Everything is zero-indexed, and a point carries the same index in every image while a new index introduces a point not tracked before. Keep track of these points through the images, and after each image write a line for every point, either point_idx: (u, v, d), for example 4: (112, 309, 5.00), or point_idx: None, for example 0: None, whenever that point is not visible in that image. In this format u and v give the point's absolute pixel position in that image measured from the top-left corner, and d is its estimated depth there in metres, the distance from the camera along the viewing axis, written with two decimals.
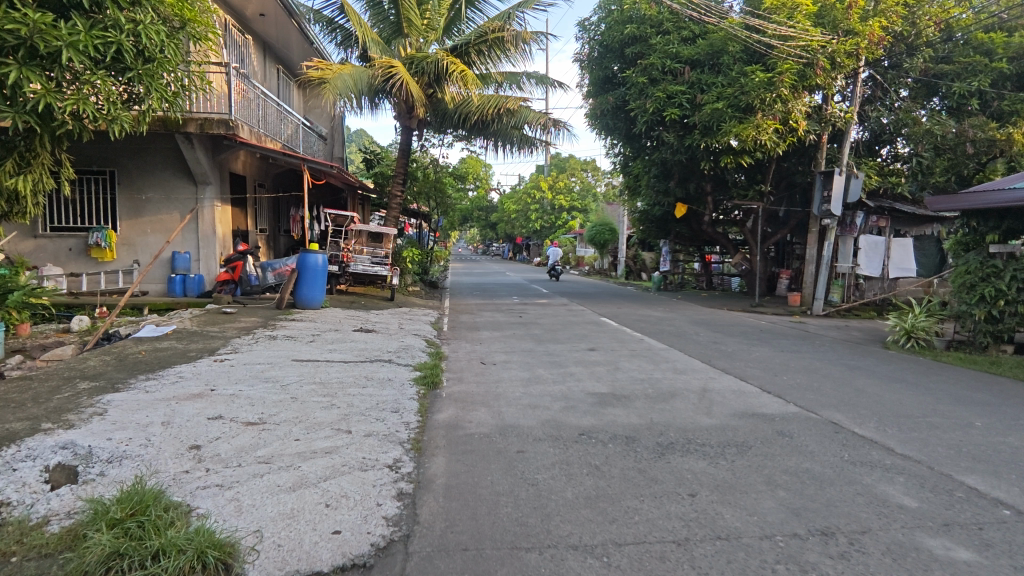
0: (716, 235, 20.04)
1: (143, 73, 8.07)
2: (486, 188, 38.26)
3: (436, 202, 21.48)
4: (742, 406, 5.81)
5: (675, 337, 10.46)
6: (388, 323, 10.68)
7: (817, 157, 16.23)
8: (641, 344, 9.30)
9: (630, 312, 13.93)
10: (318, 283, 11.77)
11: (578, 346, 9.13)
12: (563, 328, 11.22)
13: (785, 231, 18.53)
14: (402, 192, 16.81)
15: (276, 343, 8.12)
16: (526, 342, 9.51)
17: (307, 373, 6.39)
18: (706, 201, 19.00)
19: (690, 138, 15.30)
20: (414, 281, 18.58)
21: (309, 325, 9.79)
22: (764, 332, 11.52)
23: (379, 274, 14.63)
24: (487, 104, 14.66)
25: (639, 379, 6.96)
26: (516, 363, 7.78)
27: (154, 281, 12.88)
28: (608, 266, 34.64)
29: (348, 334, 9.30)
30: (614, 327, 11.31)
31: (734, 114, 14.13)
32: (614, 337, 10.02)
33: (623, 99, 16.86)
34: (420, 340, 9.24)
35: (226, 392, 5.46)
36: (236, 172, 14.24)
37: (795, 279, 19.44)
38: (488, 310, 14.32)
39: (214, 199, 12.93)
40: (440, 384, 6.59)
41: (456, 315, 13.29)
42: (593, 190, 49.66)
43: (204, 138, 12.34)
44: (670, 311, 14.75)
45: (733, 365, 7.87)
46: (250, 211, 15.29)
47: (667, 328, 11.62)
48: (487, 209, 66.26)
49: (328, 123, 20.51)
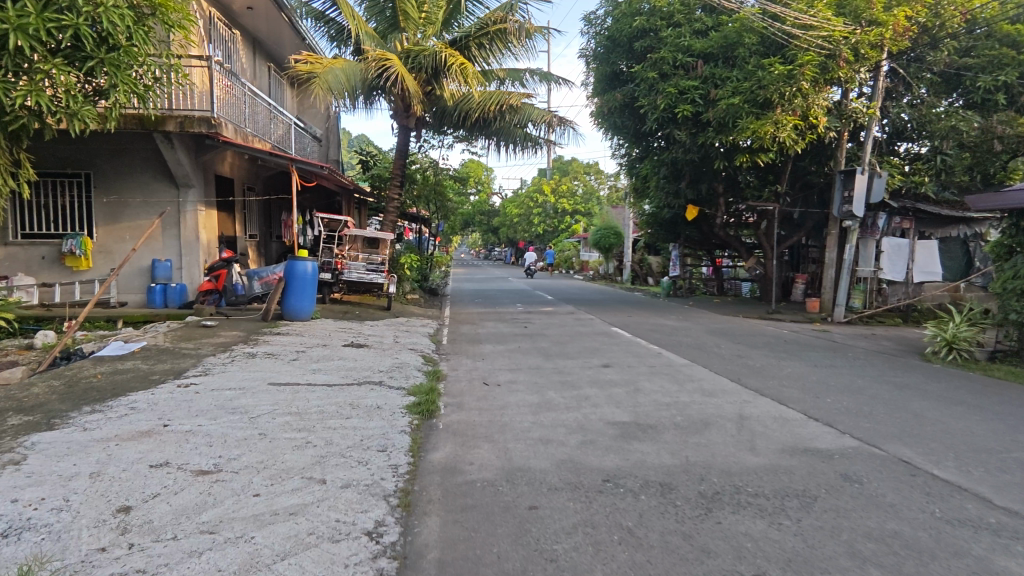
0: (728, 239, 19.23)
1: (107, 62, 7.29)
2: (488, 192, 37.63)
3: (437, 205, 20.69)
4: (791, 439, 4.93)
5: (696, 350, 9.57)
6: (382, 337, 9.80)
7: (836, 156, 15.44)
8: (658, 359, 8.43)
9: (642, 321, 13.07)
10: (307, 293, 10.91)
11: (590, 362, 8.26)
12: (572, 340, 10.36)
13: (801, 234, 17.71)
14: (400, 195, 16.06)
15: (254, 363, 7.26)
16: (532, 358, 8.64)
17: (283, 402, 5.53)
18: (718, 202, 18.18)
19: (703, 136, 14.51)
20: (413, 288, 17.74)
21: (294, 339, 8.92)
22: (790, 344, 10.63)
23: (374, 282, 13.74)
24: (488, 101, 13.82)
25: (664, 403, 6.08)
26: (523, 384, 6.91)
27: (133, 290, 12.06)
28: (614, 270, 33.85)
29: (337, 349, 8.45)
30: (627, 339, 10.44)
31: (750, 110, 13.31)
32: (628, 351, 9.15)
33: (631, 96, 16.05)
34: (416, 356, 8.37)
35: (181, 428, 4.60)
36: (222, 174, 13.46)
37: (811, 284, 18.57)
38: (491, 319, 13.45)
39: (197, 203, 12.12)
40: (436, 413, 5.71)
41: (456, 326, 12.40)
42: (596, 194, 48.96)
43: (185, 137, 11.51)
44: (683, 319, 13.90)
45: (766, 384, 6.99)
46: (239, 217, 14.54)
47: (683, 339, 10.76)
48: (489, 214, 65.71)
49: (324, 125, 19.75)
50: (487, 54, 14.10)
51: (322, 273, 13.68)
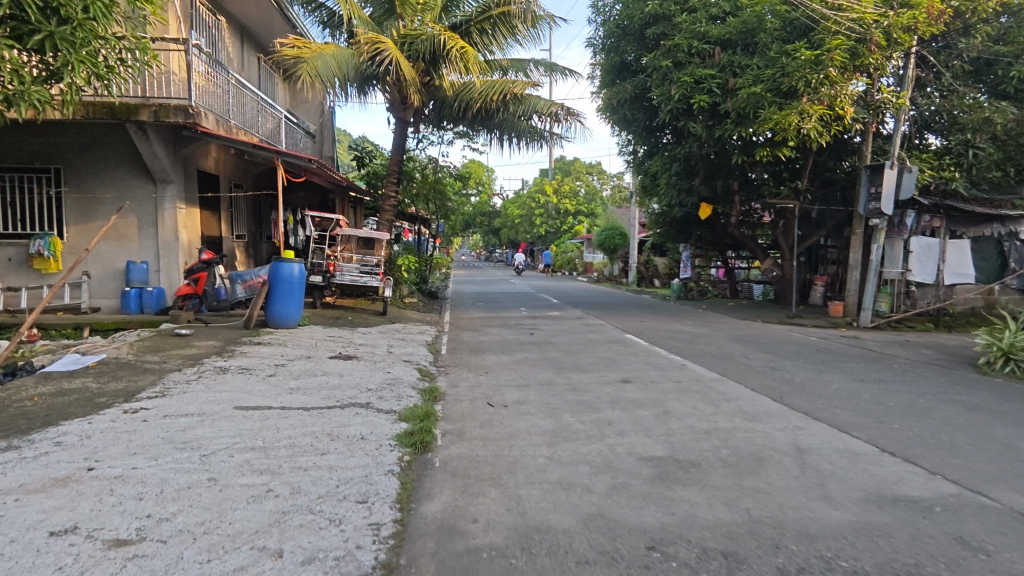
0: (743, 239, 18.26)
1: (57, 37, 6.39)
2: (489, 192, 36.66)
3: (437, 205, 19.76)
4: (871, 482, 3.98)
5: (722, 361, 8.62)
6: (374, 347, 8.86)
7: (861, 151, 14.54)
8: (684, 373, 7.47)
9: (657, 328, 12.12)
10: (295, 296, 9.95)
11: (607, 376, 7.31)
12: (584, 349, 9.42)
13: (821, 233, 16.75)
14: (396, 193, 15.20)
15: (224, 379, 6.30)
16: (541, 371, 7.69)
17: (247, 433, 4.57)
18: (734, 200, 17.22)
19: (719, 128, 13.55)
20: (411, 292, 16.80)
21: (275, 351, 7.98)
22: (823, 353, 9.67)
23: (369, 286, 12.83)
24: (490, 91, 12.89)
25: (703, 431, 5.13)
26: (534, 405, 5.97)
27: (107, 295, 11.14)
28: (619, 272, 32.90)
29: (324, 362, 7.50)
30: (645, 348, 9.50)
31: (774, 99, 12.35)
32: (649, 363, 8.20)
33: (642, 88, 15.13)
34: (410, 370, 7.42)
35: (110, 474, 3.65)
36: (207, 170, 12.56)
37: (831, 286, 17.61)
38: (494, 325, 12.51)
39: (176, 200, 11.19)
40: (433, 445, 4.75)
41: (457, 333, 11.48)
42: (599, 194, 47.98)
43: (161, 128, 10.57)
44: (700, 325, 12.95)
45: (815, 404, 6.04)
46: (225, 216, 13.63)
47: (705, 347, 9.81)
48: (490, 214, 64.89)
49: (318, 119, 18.75)
50: (489, 41, 13.17)
51: (312, 276, 12.72)
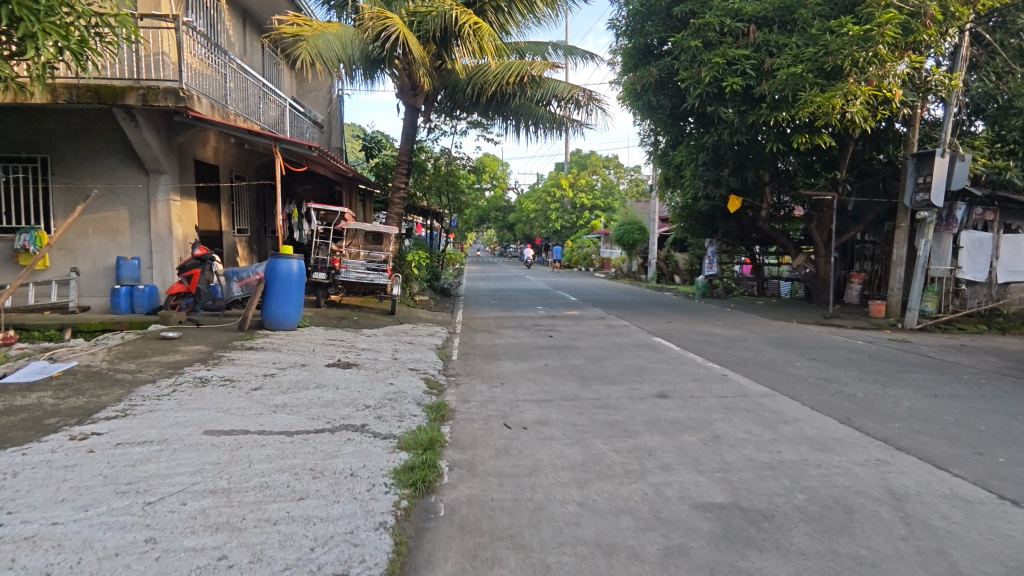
0: (774, 234, 17.21)
1: (14, 2, 5.67)
2: (503, 186, 35.79)
3: (450, 198, 18.92)
4: (1007, 548, 3.05)
5: (767, 370, 7.68)
6: (378, 352, 8.05)
7: (906, 139, 13.46)
8: (727, 387, 6.55)
9: (686, 330, 11.17)
10: (293, 299, 9.14)
11: (639, 390, 6.41)
12: (610, 356, 8.52)
13: (859, 228, 15.64)
14: (405, 184, 14.39)
15: (202, 393, 5.49)
16: (564, 382, 6.82)
17: (210, 469, 3.74)
18: (765, 192, 16.18)
19: (753, 114, 12.55)
20: (423, 289, 15.97)
21: (266, 358, 7.17)
22: (877, 360, 8.67)
23: (377, 284, 12.03)
24: (506, 72, 12.02)
25: (766, 466, 4.22)
26: (559, 428, 5.10)
27: (97, 293, 10.44)
28: (638, 268, 31.78)
29: (319, 371, 6.68)
30: (679, 355, 8.58)
31: (816, 81, 11.38)
32: (685, 373, 7.28)
33: (668, 71, 14.13)
34: (416, 380, 6.57)
35: (18, 535, 2.87)
36: (205, 160, 11.82)
37: (869, 284, 16.51)
38: (509, 326, 11.64)
39: (170, 191, 10.45)
40: (437, 485, 3.89)
41: (470, 335, 10.63)
42: (617, 188, 46.71)
43: (153, 114, 9.81)
44: (733, 327, 11.99)
45: (892, 428, 5.09)
46: (226, 209, 12.91)
47: (744, 354, 8.85)
48: (505, 209, 63.89)
49: (326, 109, 17.90)
50: (505, 20, 12.21)
51: (315, 273, 11.91)
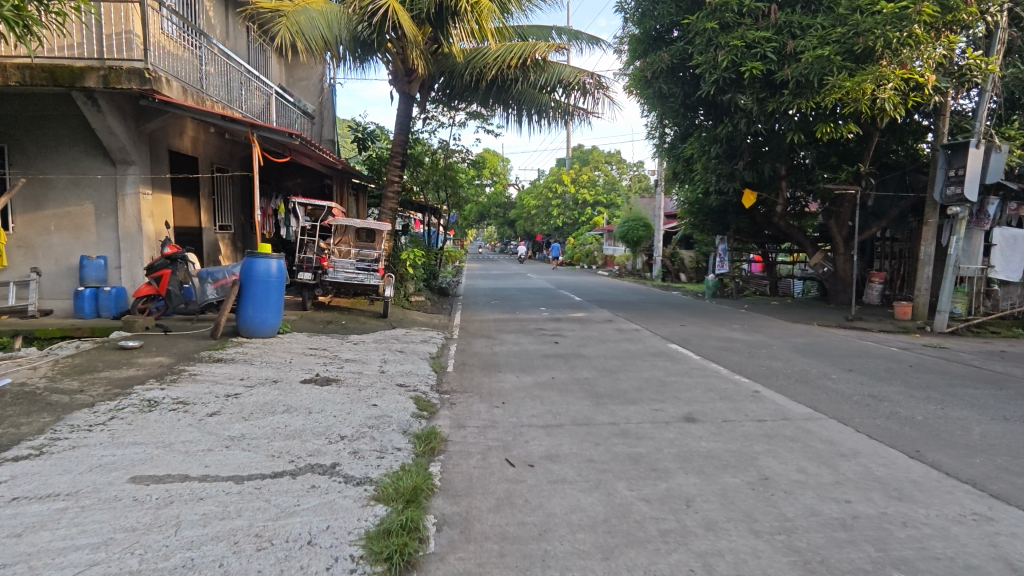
0: (789, 230, 16.35)
1: None
2: (504, 182, 34.81)
3: (448, 193, 18.02)
4: None
5: (804, 385, 6.80)
6: (365, 363, 7.17)
7: (936, 130, 12.54)
8: (764, 408, 5.67)
9: (703, 335, 10.28)
10: (272, 303, 8.28)
11: (662, 413, 5.53)
12: (624, 367, 7.63)
13: (882, 224, 14.75)
14: (400, 177, 13.51)
15: (145, 420, 4.59)
16: (575, 402, 5.94)
17: (121, 540, 2.85)
18: (781, 186, 15.31)
19: (773, 101, 11.66)
20: (419, 289, 15.08)
21: (234, 372, 6.27)
22: (921, 372, 7.76)
23: (367, 284, 11.14)
24: (506, 54, 11.11)
25: (839, 524, 3.33)
26: (573, 467, 4.21)
27: (61, 295, 9.55)
28: (642, 266, 30.80)
29: (293, 389, 5.79)
30: (701, 366, 7.70)
31: (844, 64, 10.56)
32: (711, 390, 6.39)
33: (681, 57, 13.22)
34: (404, 401, 5.67)
35: None
36: (181, 150, 10.94)
37: (889, 283, 15.65)
38: (511, 331, 10.75)
39: (140, 184, 9.56)
40: (420, 556, 2.99)
41: (469, 341, 9.75)
42: (620, 184, 45.23)
43: (119, 99, 8.91)
44: (752, 331, 11.10)
45: (977, 466, 4.21)
46: (207, 203, 12.04)
47: (772, 364, 7.95)
48: (505, 206, 62.99)
49: (318, 98, 17.03)
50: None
51: (301, 273, 11.01)
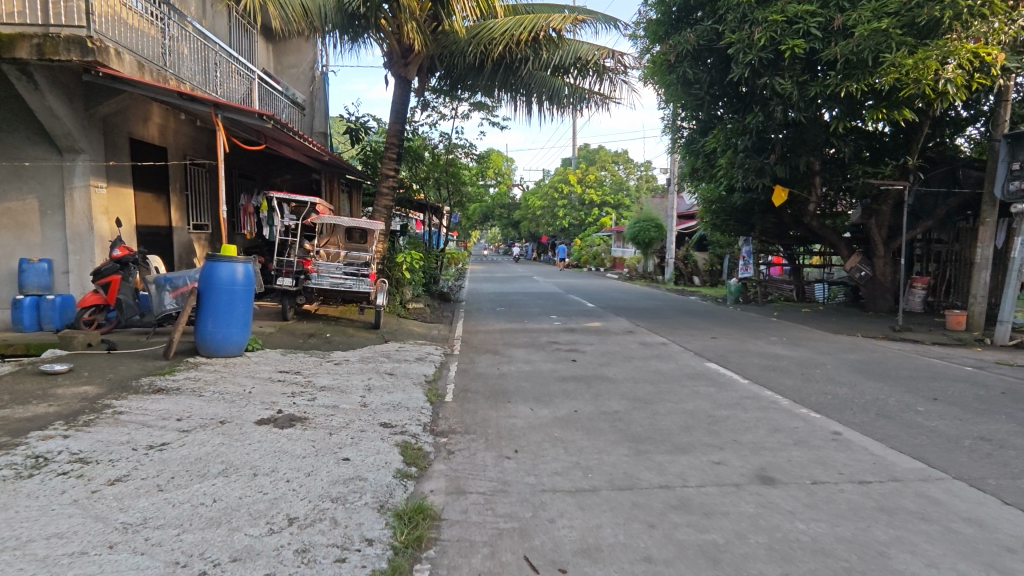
0: (822, 231, 14.99)
1: None
2: (509, 180, 33.41)
3: (450, 190, 16.73)
4: None
5: (891, 422, 5.41)
6: (345, 392, 5.83)
7: (996, 118, 11.18)
8: (860, 462, 4.30)
9: (742, 351, 8.89)
10: (239, 316, 6.92)
11: (728, 469, 4.16)
12: (661, 395, 6.26)
13: (929, 224, 13.41)
14: (395, 171, 12.14)
15: (15, 492, 3.25)
16: (609, 450, 4.56)
17: None
18: (814, 181, 14.00)
19: (817, 84, 10.37)
20: (418, 296, 13.76)
21: (174, 408, 4.93)
22: (1022, 402, 6.37)
23: (356, 292, 9.73)
24: (515, 29, 9.79)
25: None
26: (624, 572, 2.85)
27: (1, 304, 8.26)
28: (654, 268, 29.51)
29: (241, 433, 4.44)
30: (755, 394, 6.31)
31: (904, 39, 9.33)
32: (780, 432, 5.01)
33: (708, 38, 11.94)
34: (385, 453, 4.29)
35: None
36: (144, 138, 9.63)
37: (933, 290, 14.35)
38: (519, 345, 9.41)
39: (91, 176, 8.24)
40: None
41: (473, 358, 8.41)
42: (627, 184, 44.19)
43: (64, 76, 7.61)
44: (794, 345, 9.73)
45: None
46: (178, 199, 10.74)
47: (837, 391, 6.56)
48: (509, 207, 61.79)
49: (308, 87, 15.62)
50: None
51: (280, 279, 9.53)
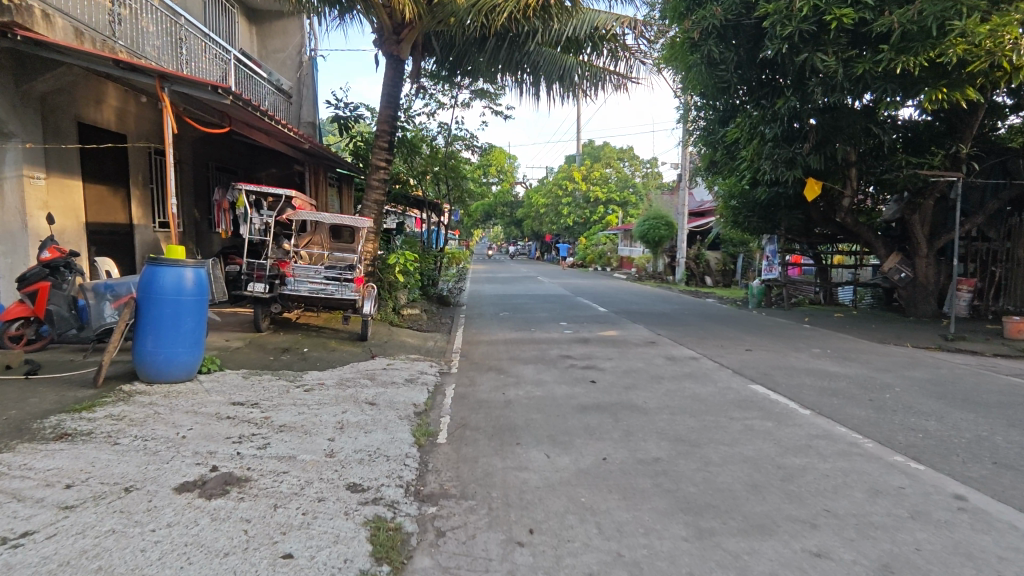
0: (857, 229, 13.68)
1: None
2: (512, 177, 32.24)
3: (450, 184, 15.48)
4: None
5: (1019, 476, 4.13)
6: (310, 433, 4.58)
7: None
8: (1021, 555, 3.04)
9: (787, 370, 7.61)
10: (187, 333, 5.67)
11: (838, 568, 2.90)
12: (708, 433, 4.99)
13: (980, 219, 12.13)
14: (388, 163, 10.83)
15: None
16: (659, 531, 3.29)
17: None
18: (851, 173, 12.69)
19: (866, 59, 9.11)
20: (415, 300, 12.53)
21: (72, 464, 3.67)
22: None
23: (340, 301, 8.45)
24: None
25: None
26: None
27: None
28: (664, 268, 28.25)
29: (149, 510, 3.18)
30: (827, 433, 5.03)
31: (976, 4, 8.12)
32: (883, 496, 3.74)
33: (737, 12, 10.68)
34: (346, 543, 3.02)
35: None
36: (96, 123, 8.40)
37: (979, 292, 13.10)
38: (527, 360, 8.16)
39: (24, 164, 6.98)
40: None
41: (473, 377, 7.17)
42: (633, 181, 42.94)
43: None
44: (843, 359, 8.45)
45: None
46: (141, 194, 9.49)
47: (925, 426, 5.28)
48: (511, 205, 60.54)
49: (295, 74, 14.36)
50: None
51: (252, 286, 8.13)
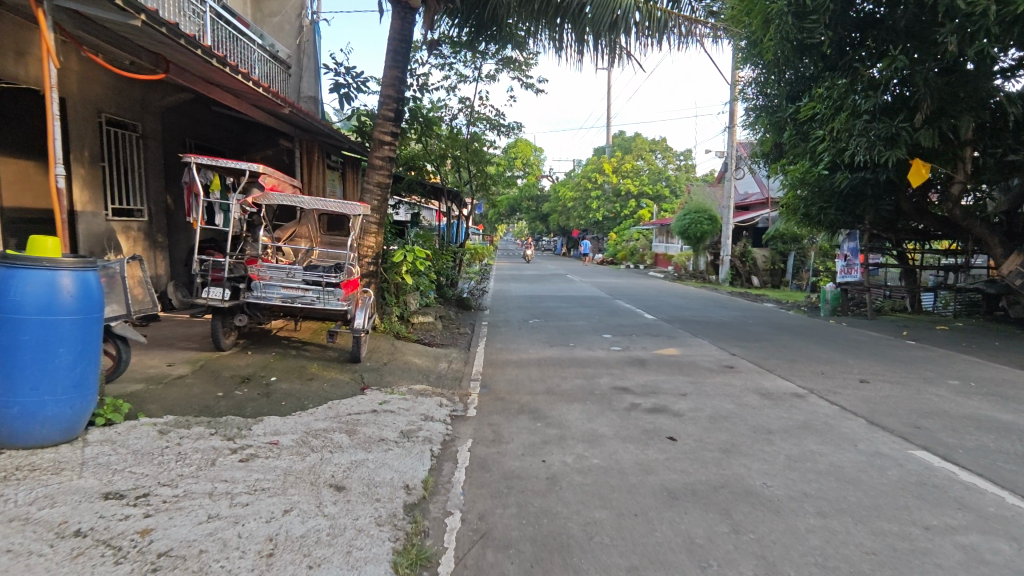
0: (963, 221, 11.28)
1: None
2: (539, 169, 30.05)
3: (473, 170, 13.37)
4: None
5: None
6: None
7: None
8: None
9: (942, 420, 5.33)
10: (61, 371, 3.68)
11: None
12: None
13: None
14: (395, 138, 8.72)
15: None
16: None
17: None
18: (964, 153, 10.27)
19: None
20: (429, 306, 10.47)
21: None
22: None
23: (325, 312, 6.42)
24: None
25: None
26: None
27: None
28: (705, 266, 25.83)
29: None
30: None
31: None
32: None
33: None
34: None
35: None
36: (26, 80, 6.55)
37: None
38: (570, 394, 6.05)
39: None
40: None
41: (498, 425, 5.08)
42: (667, 174, 40.41)
43: None
44: (1004, 399, 6.13)
45: None
46: (90, 172, 7.65)
47: None
48: (537, 200, 58.40)
49: (295, 40, 12.40)
50: None
51: (210, 290, 6.20)
